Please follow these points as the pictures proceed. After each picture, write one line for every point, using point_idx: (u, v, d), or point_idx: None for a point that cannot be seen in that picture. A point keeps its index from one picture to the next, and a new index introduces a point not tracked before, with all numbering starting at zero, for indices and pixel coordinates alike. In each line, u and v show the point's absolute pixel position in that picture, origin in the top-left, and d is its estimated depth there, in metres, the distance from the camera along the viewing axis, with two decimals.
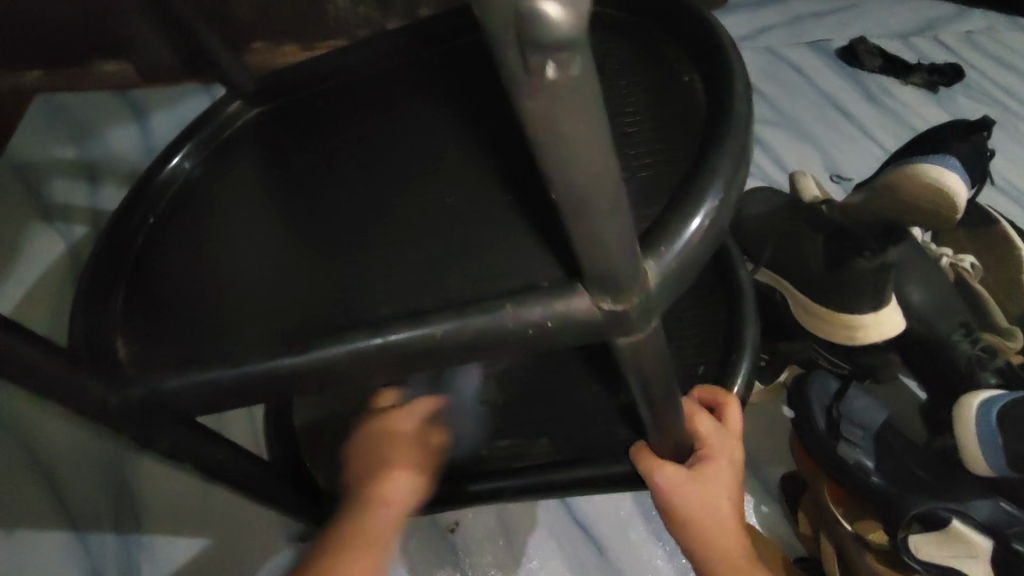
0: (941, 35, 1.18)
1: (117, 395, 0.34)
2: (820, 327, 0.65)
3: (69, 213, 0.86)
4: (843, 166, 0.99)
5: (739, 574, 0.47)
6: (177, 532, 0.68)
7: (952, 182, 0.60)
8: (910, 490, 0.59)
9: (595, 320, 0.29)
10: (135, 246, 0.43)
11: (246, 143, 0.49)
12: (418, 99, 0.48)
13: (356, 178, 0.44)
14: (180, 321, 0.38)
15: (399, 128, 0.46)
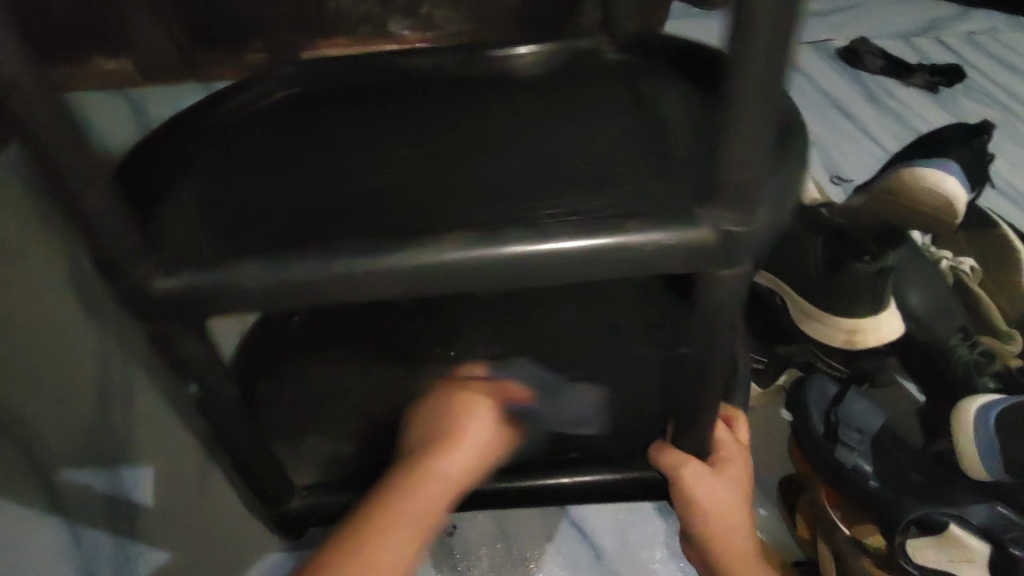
0: (943, 36, 1.18)
1: (172, 270, 0.38)
2: (818, 330, 0.66)
3: None
4: (842, 167, 0.97)
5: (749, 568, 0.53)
6: (160, 542, 0.65)
7: (951, 186, 0.60)
8: (907, 494, 0.60)
9: (710, 245, 0.37)
10: (189, 151, 0.49)
11: (271, 126, 0.53)
12: (472, 99, 0.54)
13: (401, 147, 0.50)
14: (229, 220, 0.43)
15: (456, 118, 0.52)
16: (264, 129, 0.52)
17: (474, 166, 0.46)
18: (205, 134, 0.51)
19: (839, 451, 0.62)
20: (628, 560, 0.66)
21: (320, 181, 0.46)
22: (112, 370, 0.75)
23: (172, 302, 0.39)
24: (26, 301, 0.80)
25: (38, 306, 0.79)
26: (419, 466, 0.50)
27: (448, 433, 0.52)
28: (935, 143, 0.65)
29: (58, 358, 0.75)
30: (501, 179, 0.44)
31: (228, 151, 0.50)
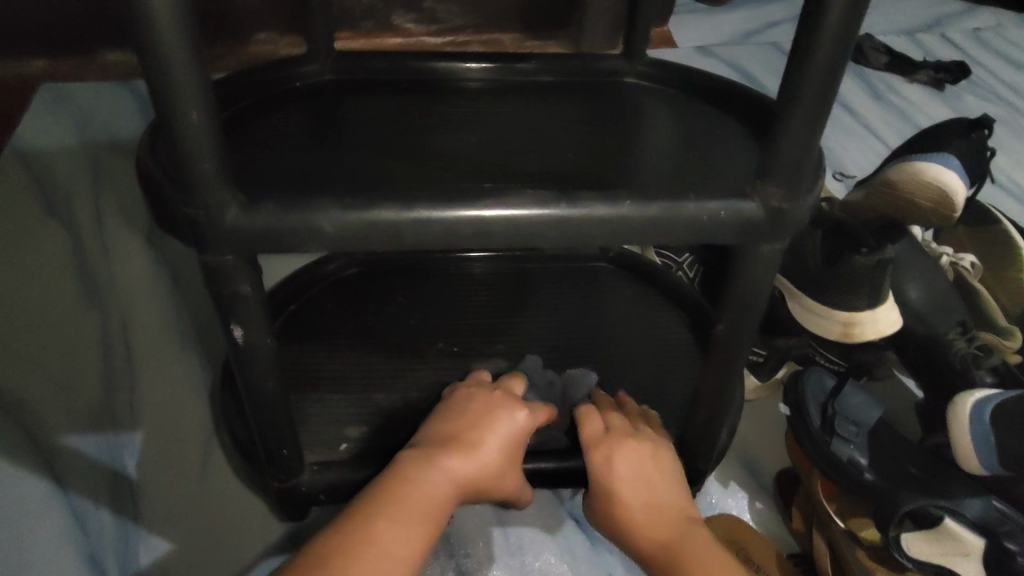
0: (948, 33, 1.17)
1: (248, 211, 0.37)
2: (815, 324, 0.65)
3: (72, 202, 0.88)
4: (846, 162, 0.97)
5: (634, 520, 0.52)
6: (153, 528, 0.64)
7: (950, 179, 0.61)
8: (902, 486, 0.59)
9: (758, 221, 0.41)
10: (235, 129, 0.49)
11: (280, 103, 0.53)
12: (482, 97, 0.56)
13: (444, 124, 0.51)
14: (273, 177, 0.42)
15: (474, 110, 0.54)
16: (272, 104, 0.53)
17: (470, 158, 0.47)
18: (220, 98, 0.51)
19: (835, 443, 0.62)
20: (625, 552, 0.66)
21: (328, 152, 0.46)
22: (114, 357, 0.75)
23: (244, 243, 0.38)
24: (29, 286, 0.81)
25: (41, 292, 0.80)
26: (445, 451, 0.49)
27: (466, 425, 0.52)
28: (933, 136, 0.65)
29: (60, 345, 0.76)
30: (525, 163, 0.46)
31: (237, 120, 0.50)
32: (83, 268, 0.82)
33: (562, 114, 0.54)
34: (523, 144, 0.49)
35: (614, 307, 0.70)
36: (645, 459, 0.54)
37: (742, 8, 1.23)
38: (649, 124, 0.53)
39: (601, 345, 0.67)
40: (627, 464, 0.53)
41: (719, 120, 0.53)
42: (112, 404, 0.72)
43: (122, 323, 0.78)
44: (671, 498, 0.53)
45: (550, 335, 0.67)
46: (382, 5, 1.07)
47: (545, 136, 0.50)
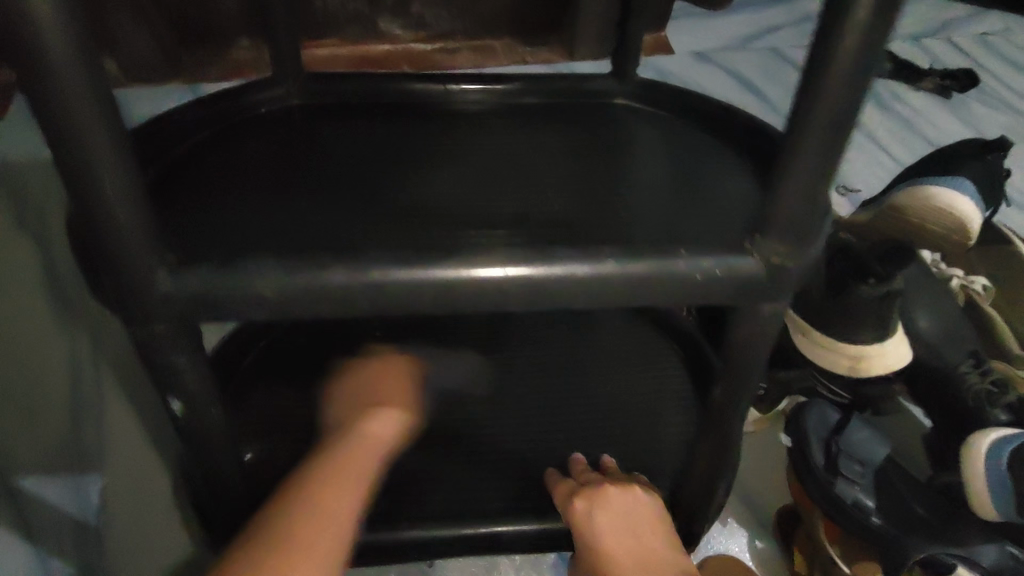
0: (956, 38, 1.13)
1: (175, 280, 0.33)
2: (819, 356, 0.62)
3: (41, 219, 0.84)
4: (851, 176, 0.93)
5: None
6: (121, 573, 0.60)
7: (965, 206, 0.57)
8: (912, 531, 0.57)
9: (761, 280, 0.36)
10: (180, 166, 0.46)
11: (235, 134, 0.50)
12: (456, 121, 0.53)
13: (412, 156, 0.48)
14: (212, 226, 0.38)
15: (450, 137, 0.50)
16: (229, 135, 0.50)
17: (440, 195, 0.43)
18: (164, 132, 0.47)
19: (839, 485, 0.58)
20: None
21: (279, 192, 0.43)
22: (82, 386, 0.72)
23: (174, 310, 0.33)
24: None
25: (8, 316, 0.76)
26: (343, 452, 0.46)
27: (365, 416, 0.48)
28: (947, 157, 0.61)
29: (26, 373, 0.72)
30: (495, 201, 0.43)
31: (189, 155, 0.47)
32: (52, 291, 0.79)
33: (546, 142, 0.50)
34: (500, 180, 0.45)
35: (608, 337, 0.65)
36: (624, 514, 0.50)
37: (743, 11, 1.18)
38: (640, 153, 0.49)
39: (590, 381, 0.62)
40: (606, 521, 0.50)
41: (713, 147, 0.50)
42: (79, 437, 0.68)
43: (91, 351, 0.74)
44: (657, 548, 0.50)
45: (536, 372, 0.62)
46: (368, 10, 1.03)
47: (527, 167, 0.47)
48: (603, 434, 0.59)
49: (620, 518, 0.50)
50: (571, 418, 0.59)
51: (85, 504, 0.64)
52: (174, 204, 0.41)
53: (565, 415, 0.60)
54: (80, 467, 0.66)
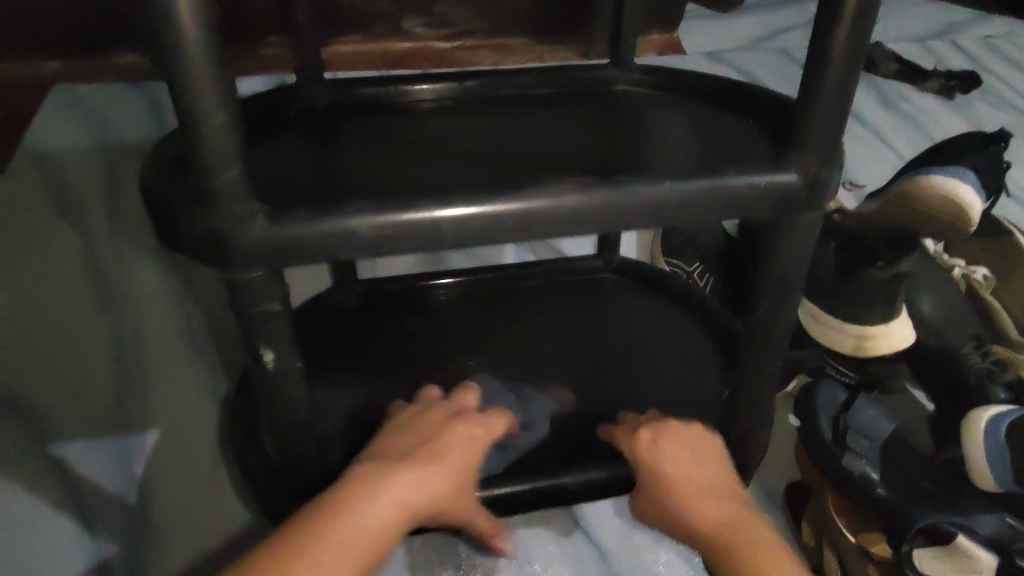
0: (961, 41, 1.17)
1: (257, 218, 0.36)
2: (829, 338, 0.65)
3: (80, 203, 0.88)
4: (857, 172, 0.97)
5: (693, 513, 0.51)
6: (164, 533, 0.65)
7: (965, 193, 0.60)
8: (916, 501, 0.59)
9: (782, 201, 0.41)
10: None
11: (273, 130, 0.53)
12: (488, 108, 0.56)
13: (464, 130, 0.52)
14: (279, 194, 0.41)
15: (488, 121, 0.54)
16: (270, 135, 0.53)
17: (482, 161, 0.45)
18: None
19: (848, 458, 0.62)
20: (633, 562, 0.64)
21: (324, 168, 0.46)
22: (123, 361, 0.76)
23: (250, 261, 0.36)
24: (36, 288, 0.81)
25: (48, 294, 0.80)
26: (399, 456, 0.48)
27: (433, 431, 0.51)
28: (947, 150, 0.65)
29: (69, 346, 0.76)
30: (533, 165, 0.45)
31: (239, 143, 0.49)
32: (92, 270, 0.83)
33: (571, 120, 0.54)
34: (538, 149, 0.48)
35: (615, 317, 0.71)
36: (686, 447, 0.53)
37: (753, 14, 1.22)
38: (662, 128, 0.52)
39: (602, 352, 0.67)
40: (674, 450, 0.53)
41: (725, 119, 0.52)
42: (121, 409, 0.72)
43: (132, 328, 0.78)
44: (717, 476, 0.52)
45: (552, 350, 0.67)
46: (391, 10, 1.07)
47: (556, 140, 0.50)
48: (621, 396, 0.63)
49: (687, 450, 0.53)
50: (591, 386, 0.64)
51: (131, 471, 0.68)
52: None
53: (586, 384, 0.64)
54: (124, 436, 0.71)
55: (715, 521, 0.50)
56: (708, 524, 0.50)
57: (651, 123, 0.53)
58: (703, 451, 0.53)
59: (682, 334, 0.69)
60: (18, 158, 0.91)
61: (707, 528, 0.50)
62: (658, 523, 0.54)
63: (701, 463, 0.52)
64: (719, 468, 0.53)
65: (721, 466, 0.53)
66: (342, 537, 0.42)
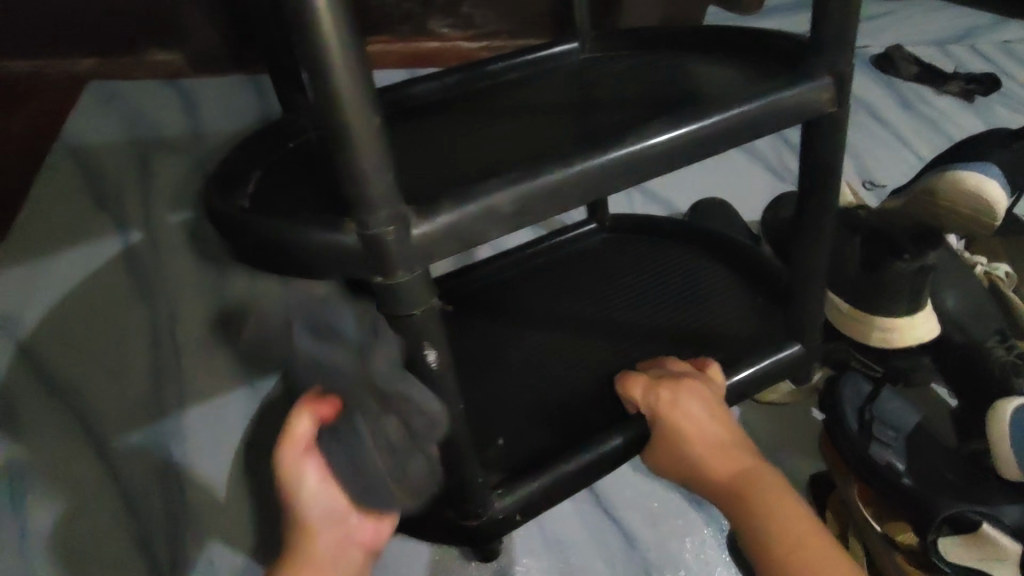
0: (979, 44, 1.17)
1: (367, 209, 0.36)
2: (854, 328, 0.66)
3: (119, 194, 0.91)
4: (878, 172, 0.98)
5: (706, 472, 0.53)
6: (207, 506, 0.67)
7: (990, 188, 0.59)
8: (940, 491, 0.61)
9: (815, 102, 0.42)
10: (274, 166, 0.46)
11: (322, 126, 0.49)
12: (547, 90, 0.53)
13: (543, 114, 0.48)
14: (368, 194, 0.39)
15: (556, 100, 0.50)
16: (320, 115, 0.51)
17: (559, 140, 0.43)
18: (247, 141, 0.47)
19: (873, 448, 0.63)
20: (661, 553, 0.67)
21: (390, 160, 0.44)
22: (162, 347, 0.78)
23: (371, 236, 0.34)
24: (76, 276, 0.83)
25: (88, 282, 0.83)
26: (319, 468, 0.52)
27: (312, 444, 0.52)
28: (973, 147, 0.66)
29: (110, 332, 0.79)
30: (603, 125, 0.44)
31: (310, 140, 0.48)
32: (128, 258, 0.85)
33: (613, 83, 0.51)
34: (608, 113, 0.46)
35: (658, 276, 0.70)
36: (703, 408, 0.53)
37: (775, 18, 1.23)
38: (714, 72, 0.48)
39: (645, 307, 0.66)
40: (694, 408, 0.53)
41: (750, 59, 0.49)
42: (162, 393, 0.74)
43: (168, 316, 0.80)
44: (728, 435, 0.54)
45: (595, 311, 0.66)
46: (417, 11, 1.09)
47: (626, 100, 0.48)
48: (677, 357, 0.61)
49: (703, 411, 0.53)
50: (637, 343, 0.63)
51: (172, 450, 0.71)
52: (293, 188, 0.42)
53: (634, 341, 0.63)
54: (167, 424, 0.72)
55: (737, 474, 0.52)
56: (723, 476, 0.52)
57: (685, 67, 0.51)
58: (715, 411, 0.53)
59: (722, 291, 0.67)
60: (58, 151, 0.94)
61: (719, 478, 0.52)
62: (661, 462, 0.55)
63: (714, 428, 0.53)
64: (727, 426, 0.54)
65: (729, 422, 0.54)
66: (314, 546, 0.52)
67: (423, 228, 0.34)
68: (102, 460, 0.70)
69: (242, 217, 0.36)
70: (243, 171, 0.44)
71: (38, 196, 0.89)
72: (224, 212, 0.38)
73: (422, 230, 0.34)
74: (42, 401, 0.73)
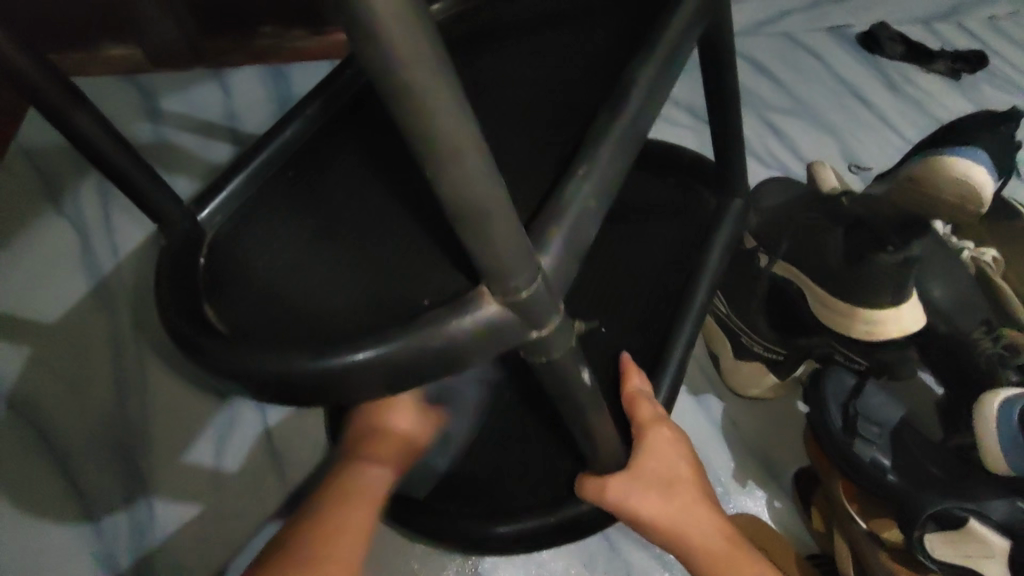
0: (967, 21, 1.13)
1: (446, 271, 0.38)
2: (834, 321, 0.64)
3: (75, 197, 0.86)
4: (861, 156, 0.97)
5: (643, 504, 0.46)
6: (181, 516, 0.67)
7: (955, 163, 0.54)
8: (926, 487, 0.59)
9: None
10: (276, 221, 0.44)
11: (292, 159, 0.48)
12: (522, 45, 0.49)
13: (537, 83, 0.48)
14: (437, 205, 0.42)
15: (540, 65, 0.48)
16: (312, 117, 0.50)
17: (565, 122, 0.45)
18: (228, 237, 0.43)
19: (857, 445, 0.62)
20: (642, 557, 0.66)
21: (375, 186, 0.45)
22: (123, 360, 0.74)
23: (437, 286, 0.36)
24: (30, 285, 0.80)
25: (42, 291, 0.79)
26: (338, 474, 0.49)
27: (364, 434, 0.52)
28: (958, 131, 0.63)
29: (68, 344, 0.76)
30: (593, 101, 0.45)
31: (288, 159, 0.48)
32: (86, 266, 0.81)
33: (583, 30, 0.49)
34: (589, 76, 0.46)
35: (652, 224, 0.66)
36: (671, 458, 0.48)
37: None
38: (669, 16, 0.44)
39: (645, 286, 0.62)
40: (669, 452, 0.48)
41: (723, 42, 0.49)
42: (123, 407, 0.72)
43: (126, 325, 0.76)
44: (685, 489, 0.48)
45: (594, 281, 0.62)
46: None
47: (556, 89, 0.46)
48: (669, 314, 0.59)
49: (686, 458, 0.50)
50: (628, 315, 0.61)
51: (136, 464, 0.69)
52: (346, 228, 0.42)
53: (627, 304, 0.61)
54: (133, 437, 0.70)
55: (700, 540, 0.47)
56: (654, 512, 0.46)
57: None
58: (683, 463, 0.49)
59: (705, 231, 0.63)
60: (9, 152, 0.89)
61: (651, 519, 0.46)
62: (643, 487, 0.46)
63: (677, 474, 0.48)
64: (690, 478, 0.49)
65: (689, 481, 0.49)
66: (353, 523, 0.44)
67: (487, 311, 0.30)
68: (66, 483, 0.68)
69: (235, 329, 0.36)
70: (204, 230, 0.44)
71: None
72: (206, 314, 0.36)
73: (492, 311, 0.30)
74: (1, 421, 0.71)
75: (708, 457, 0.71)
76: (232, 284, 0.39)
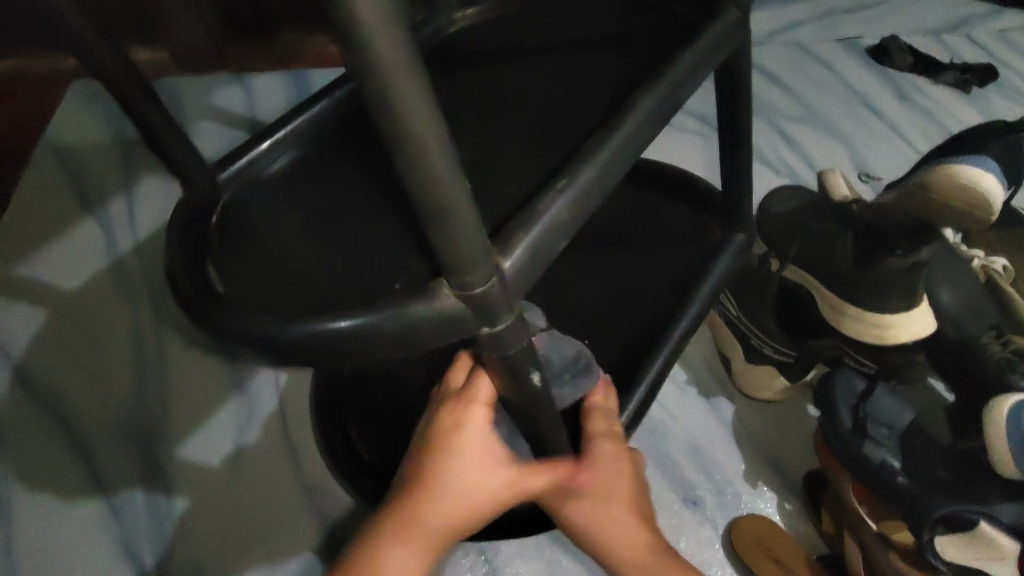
0: (977, 33, 1.15)
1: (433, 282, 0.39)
2: (845, 324, 0.65)
3: (101, 194, 0.88)
4: (872, 164, 0.98)
5: (576, 511, 0.48)
6: (199, 506, 0.68)
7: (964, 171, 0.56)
8: (937, 489, 0.60)
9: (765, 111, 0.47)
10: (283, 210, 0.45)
11: (314, 147, 0.49)
12: (550, 56, 0.51)
13: (562, 92, 0.49)
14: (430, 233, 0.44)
15: (565, 73, 0.50)
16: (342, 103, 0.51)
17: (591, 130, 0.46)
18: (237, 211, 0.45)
19: (867, 446, 0.63)
20: None
21: (381, 208, 0.46)
22: (147, 354, 0.76)
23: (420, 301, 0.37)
24: (55, 279, 0.81)
25: (67, 285, 0.81)
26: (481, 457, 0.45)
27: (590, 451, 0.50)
28: (968, 138, 0.64)
29: (93, 337, 0.77)
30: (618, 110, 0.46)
31: (312, 142, 0.49)
32: (110, 262, 0.83)
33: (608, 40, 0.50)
34: (614, 86, 0.48)
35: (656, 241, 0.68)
36: (613, 479, 0.49)
37: (768, 6, 1.16)
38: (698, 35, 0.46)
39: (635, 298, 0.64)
40: (610, 472, 0.49)
41: None
42: (146, 399, 0.73)
43: (150, 319, 0.78)
44: (625, 509, 0.49)
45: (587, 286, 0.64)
46: None
47: (580, 107, 0.48)
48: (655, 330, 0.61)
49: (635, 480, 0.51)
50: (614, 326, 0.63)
51: (157, 455, 0.70)
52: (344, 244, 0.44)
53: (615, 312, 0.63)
54: (155, 429, 0.72)
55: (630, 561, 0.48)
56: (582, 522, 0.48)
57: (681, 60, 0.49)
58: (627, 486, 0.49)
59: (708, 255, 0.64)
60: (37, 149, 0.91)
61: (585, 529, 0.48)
62: (584, 498, 0.48)
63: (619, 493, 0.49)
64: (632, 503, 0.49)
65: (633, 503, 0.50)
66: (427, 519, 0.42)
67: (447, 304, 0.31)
68: (89, 473, 0.69)
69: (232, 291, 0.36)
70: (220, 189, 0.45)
71: (19, 199, 0.87)
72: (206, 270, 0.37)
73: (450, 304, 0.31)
74: (26, 411, 0.72)
75: (718, 458, 0.73)
76: (230, 254, 0.40)
